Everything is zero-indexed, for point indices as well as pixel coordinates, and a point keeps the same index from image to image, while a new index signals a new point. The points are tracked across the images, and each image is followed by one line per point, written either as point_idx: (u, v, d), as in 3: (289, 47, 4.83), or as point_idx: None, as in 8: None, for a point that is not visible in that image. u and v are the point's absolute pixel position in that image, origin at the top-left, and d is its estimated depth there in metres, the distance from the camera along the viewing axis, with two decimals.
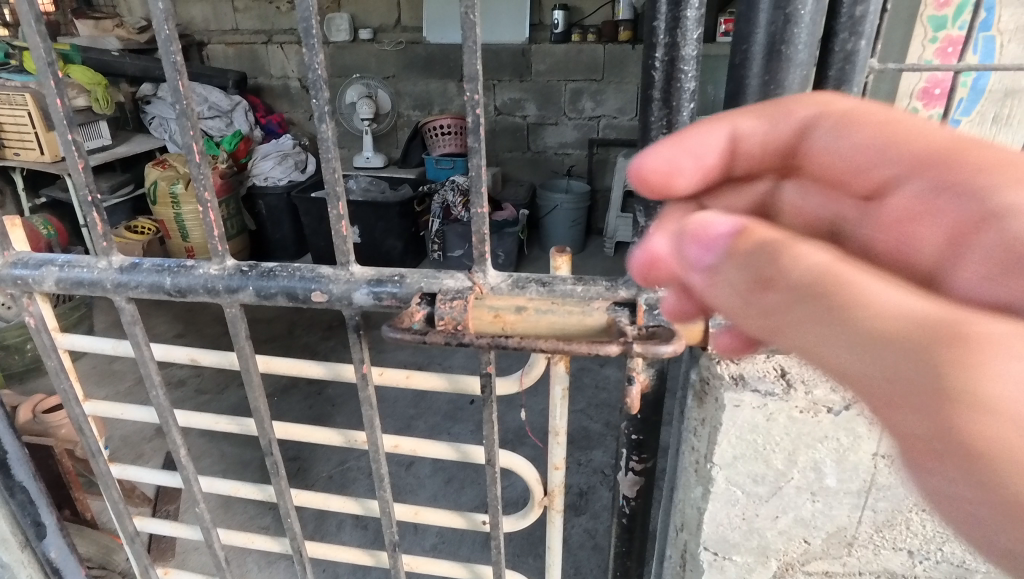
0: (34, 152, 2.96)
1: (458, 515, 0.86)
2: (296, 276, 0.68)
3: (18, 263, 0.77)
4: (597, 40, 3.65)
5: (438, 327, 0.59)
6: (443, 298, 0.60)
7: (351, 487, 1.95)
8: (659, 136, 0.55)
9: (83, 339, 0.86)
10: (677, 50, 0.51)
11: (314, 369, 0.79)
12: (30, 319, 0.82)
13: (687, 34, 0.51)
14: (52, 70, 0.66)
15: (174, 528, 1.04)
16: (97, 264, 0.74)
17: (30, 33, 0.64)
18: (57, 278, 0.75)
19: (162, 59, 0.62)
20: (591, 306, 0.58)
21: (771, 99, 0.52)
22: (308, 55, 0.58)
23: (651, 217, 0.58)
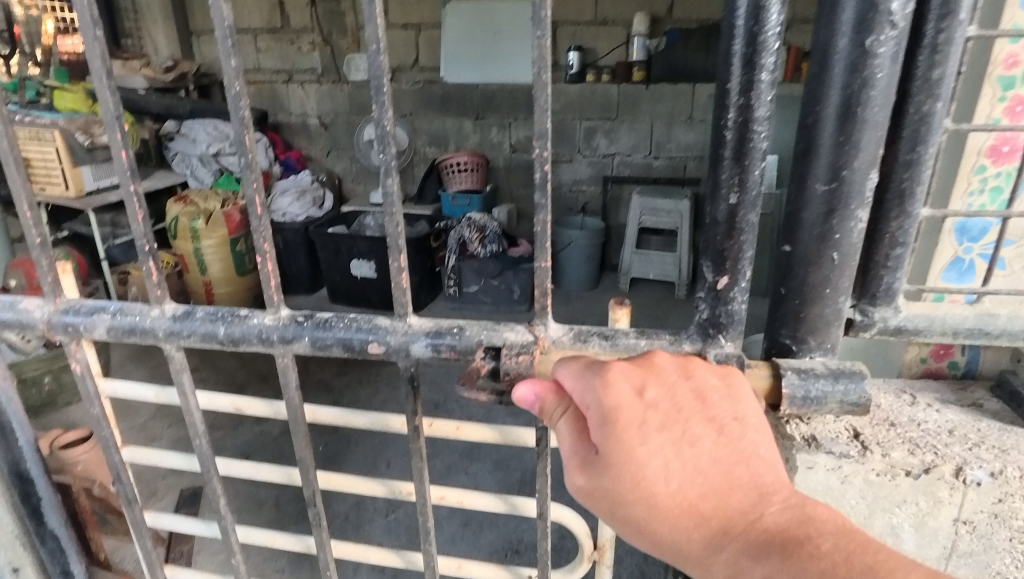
0: (60, 187, 3.01)
1: (503, 569, 0.83)
2: (352, 327, 0.67)
3: (70, 310, 0.77)
4: (611, 80, 3.72)
5: (503, 381, 0.60)
6: (508, 352, 0.60)
7: (368, 529, 1.92)
8: (729, 194, 0.54)
9: (127, 385, 0.86)
10: (751, 111, 0.51)
11: (362, 420, 0.78)
12: (76, 364, 0.82)
13: (761, 96, 0.51)
14: (119, 123, 0.67)
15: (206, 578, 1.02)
16: (150, 312, 0.74)
17: (101, 88, 0.65)
18: (108, 326, 0.75)
19: (230, 113, 0.63)
20: None
21: (845, 159, 0.52)
22: (377, 111, 0.59)
23: (719, 273, 0.57)
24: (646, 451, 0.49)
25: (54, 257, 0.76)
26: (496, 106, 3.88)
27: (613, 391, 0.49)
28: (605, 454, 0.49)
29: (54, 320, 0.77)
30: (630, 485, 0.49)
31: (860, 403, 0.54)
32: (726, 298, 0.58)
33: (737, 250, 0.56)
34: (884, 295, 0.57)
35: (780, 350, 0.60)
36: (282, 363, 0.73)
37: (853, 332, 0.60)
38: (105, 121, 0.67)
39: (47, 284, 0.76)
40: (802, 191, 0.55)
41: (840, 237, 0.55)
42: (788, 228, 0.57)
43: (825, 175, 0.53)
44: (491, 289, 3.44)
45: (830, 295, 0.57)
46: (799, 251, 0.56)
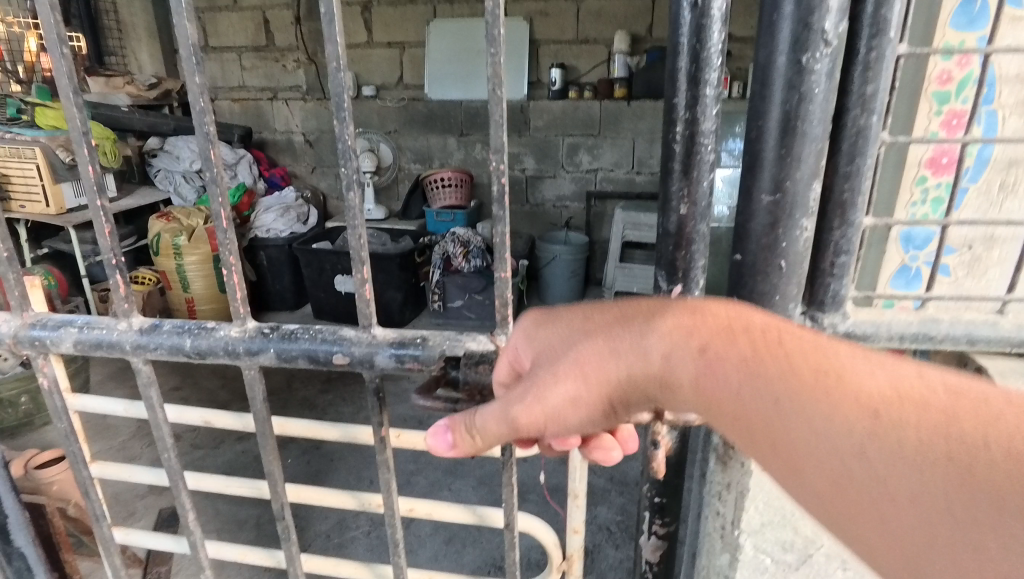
0: (40, 205, 2.99)
1: None
2: (318, 338, 0.68)
3: (37, 324, 0.77)
4: (593, 97, 3.78)
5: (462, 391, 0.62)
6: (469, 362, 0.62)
7: (349, 548, 1.90)
8: (680, 206, 0.56)
9: (96, 400, 0.86)
10: (697, 125, 0.53)
11: (332, 431, 0.78)
12: (43, 380, 0.82)
13: (706, 110, 0.53)
14: (86, 139, 0.68)
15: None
16: (117, 326, 0.75)
17: (68, 104, 0.66)
18: (75, 340, 0.75)
19: (196, 129, 0.64)
20: None
21: (788, 171, 0.54)
22: (339, 127, 0.61)
23: (672, 283, 0.59)
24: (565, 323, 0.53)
25: (22, 273, 0.76)
26: (480, 123, 3.93)
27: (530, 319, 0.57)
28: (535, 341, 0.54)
29: (20, 335, 0.77)
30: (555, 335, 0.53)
31: None
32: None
33: (687, 259, 0.58)
34: (831, 302, 0.59)
35: None
36: (249, 375, 0.74)
37: None
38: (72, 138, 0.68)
39: (15, 299, 0.76)
40: (749, 202, 0.57)
41: (786, 246, 0.57)
42: (737, 238, 0.59)
43: (770, 186, 0.55)
44: (476, 304, 3.46)
45: (778, 303, 0.59)
46: (748, 260, 0.58)
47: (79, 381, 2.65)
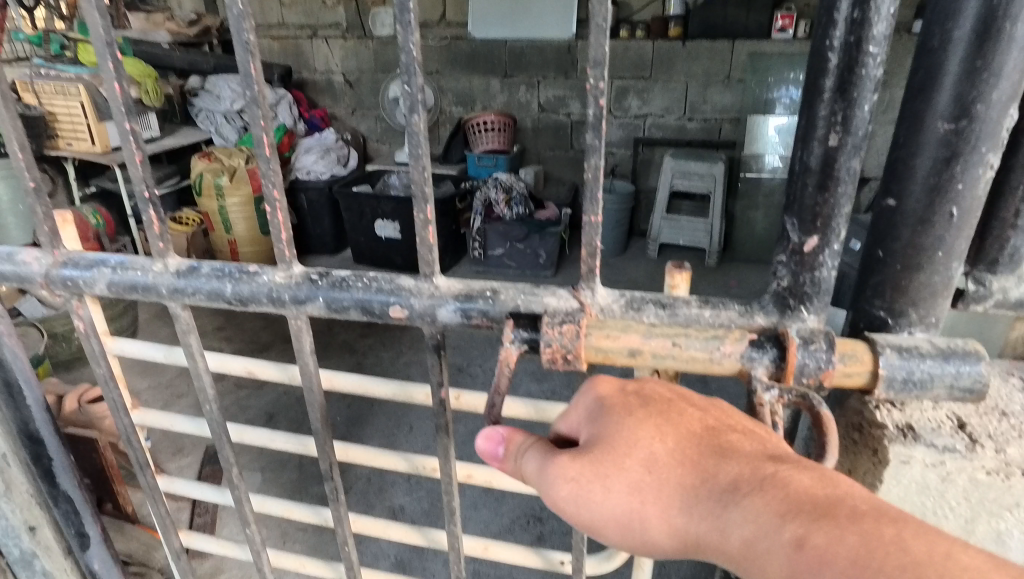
0: (85, 143, 2.97)
1: (533, 554, 0.77)
2: (373, 288, 0.60)
3: (69, 263, 0.71)
4: (646, 36, 3.52)
5: (542, 354, 0.50)
6: (551, 321, 0.50)
7: (390, 492, 1.88)
8: (828, 136, 0.45)
9: (136, 345, 0.80)
10: (866, 28, 0.41)
11: (385, 391, 0.71)
12: (79, 324, 0.76)
13: (881, 8, 0.41)
14: (110, 51, 0.59)
15: (221, 547, 0.98)
16: (153, 267, 0.67)
17: (89, 9, 0.57)
18: (109, 282, 0.69)
19: (235, 40, 0.55)
20: (719, 349, 0.48)
21: (979, 90, 0.42)
22: (402, 34, 0.51)
23: (806, 233, 0.48)
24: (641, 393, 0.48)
25: (51, 207, 0.69)
26: (524, 64, 3.74)
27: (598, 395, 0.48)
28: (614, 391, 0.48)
29: (52, 275, 0.71)
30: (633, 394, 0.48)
31: (974, 390, 0.46)
32: (812, 262, 0.48)
33: (832, 204, 0.46)
34: (1006, 261, 0.48)
35: (871, 325, 0.51)
36: (296, 326, 0.66)
37: (961, 306, 0.50)
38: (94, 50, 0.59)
39: (45, 235, 0.70)
40: (917, 132, 0.45)
41: (962, 189, 0.45)
42: (892, 179, 0.47)
43: (950, 111, 0.43)
44: (517, 252, 3.36)
45: (940, 261, 0.47)
46: (905, 207, 0.47)
47: (127, 319, 2.68)
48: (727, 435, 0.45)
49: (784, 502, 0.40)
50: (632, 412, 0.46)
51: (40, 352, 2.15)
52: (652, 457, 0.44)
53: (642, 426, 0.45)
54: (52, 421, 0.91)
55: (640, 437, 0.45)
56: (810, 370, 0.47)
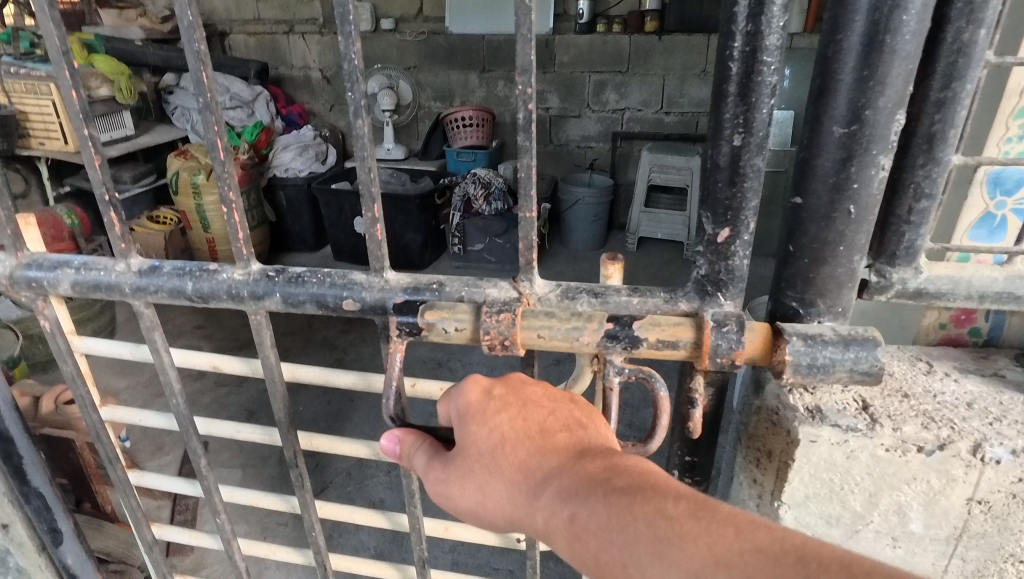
0: (58, 142, 2.94)
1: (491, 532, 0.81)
2: (325, 283, 0.63)
3: (32, 264, 0.72)
4: (622, 31, 3.56)
5: (482, 342, 0.54)
6: (488, 310, 0.53)
7: (370, 486, 1.91)
8: (734, 136, 0.48)
9: (102, 343, 0.82)
10: (761, 39, 0.45)
11: (345, 380, 0.74)
12: (45, 322, 0.78)
13: (772, 21, 0.44)
14: (66, 59, 0.61)
15: (193, 537, 1.00)
16: (114, 266, 0.70)
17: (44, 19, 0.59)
18: (72, 282, 0.71)
19: (184, 47, 0.57)
20: (579, 337, 0.53)
21: (869, 96, 0.46)
22: (344, 43, 0.53)
23: (720, 225, 0.51)
24: (502, 396, 0.53)
25: (12, 209, 0.71)
26: (503, 59, 3.76)
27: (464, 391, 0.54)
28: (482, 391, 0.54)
29: (16, 275, 0.73)
30: (492, 399, 0.53)
31: (872, 373, 0.49)
32: (725, 253, 0.52)
33: (740, 199, 0.50)
34: (904, 254, 0.52)
35: (785, 314, 0.55)
36: (256, 319, 0.69)
37: (867, 295, 0.54)
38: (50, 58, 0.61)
39: (7, 237, 0.71)
40: (818, 134, 0.49)
41: (858, 187, 0.49)
42: (800, 177, 0.51)
43: (845, 115, 0.47)
44: (497, 247, 3.39)
45: (843, 254, 0.51)
46: (811, 203, 0.50)
47: (104, 319, 2.68)
48: (563, 434, 0.52)
49: (587, 490, 0.47)
50: (481, 416, 0.52)
51: (15, 354, 2.15)
52: (498, 453, 0.51)
53: (489, 431, 0.52)
54: (21, 419, 0.93)
55: (488, 433, 0.52)
56: (724, 351, 0.50)
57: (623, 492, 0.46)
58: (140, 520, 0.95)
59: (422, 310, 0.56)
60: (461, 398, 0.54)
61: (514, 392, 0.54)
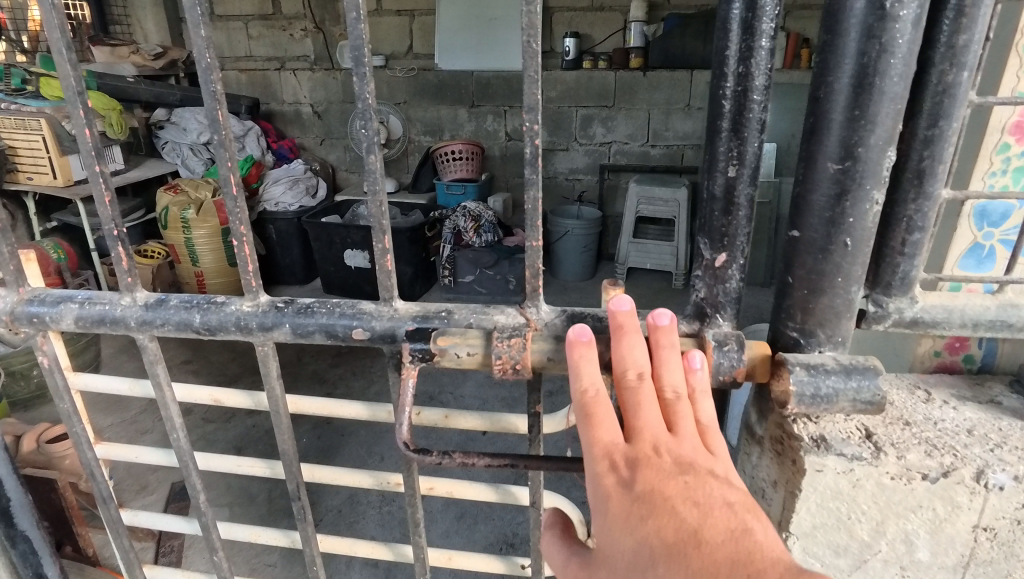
0: (47, 177, 2.92)
1: (495, 559, 0.80)
2: (336, 312, 0.63)
3: (35, 300, 0.72)
4: (608, 67, 3.64)
5: (493, 367, 0.55)
6: (499, 335, 0.55)
7: (361, 523, 1.87)
8: (727, 168, 0.50)
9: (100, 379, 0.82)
10: (749, 80, 0.47)
11: (351, 410, 0.74)
12: (43, 359, 0.77)
13: (760, 64, 0.46)
14: (82, 98, 0.62)
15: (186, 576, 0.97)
16: (121, 301, 0.69)
17: (61, 60, 0.60)
18: (77, 317, 0.70)
19: (201, 88, 0.58)
20: None
21: (860, 135, 0.48)
22: (357, 84, 0.55)
23: (716, 250, 0.53)
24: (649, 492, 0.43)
25: (16, 245, 0.71)
26: (491, 94, 3.83)
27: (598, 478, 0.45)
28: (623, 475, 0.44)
29: (18, 311, 0.72)
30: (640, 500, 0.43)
31: (874, 401, 0.50)
32: (722, 276, 0.54)
33: (734, 227, 0.52)
34: (899, 284, 0.53)
35: (787, 345, 0.56)
36: (263, 353, 0.69)
37: (864, 325, 0.55)
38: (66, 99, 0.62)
39: (9, 273, 0.71)
40: (812, 171, 0.51)
41: (853, 221, 0.50)
42: (795, 213, 0.53)
43: (838, 153, 0.49)
44: (487, 279, 3.37)
45: (841, 285, 0.52)
46: (808, 237, 0.52)
47: (89, 354, 2.63)
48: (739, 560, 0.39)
49: None
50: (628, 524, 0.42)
51: None
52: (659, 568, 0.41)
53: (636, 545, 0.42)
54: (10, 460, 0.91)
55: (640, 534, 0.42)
56: (725, 369, 0.52)
57: None
58: (133, 561, 0.92)
59: (433, 337, 0.56)
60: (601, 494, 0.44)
61: (666, 484, 0.43)
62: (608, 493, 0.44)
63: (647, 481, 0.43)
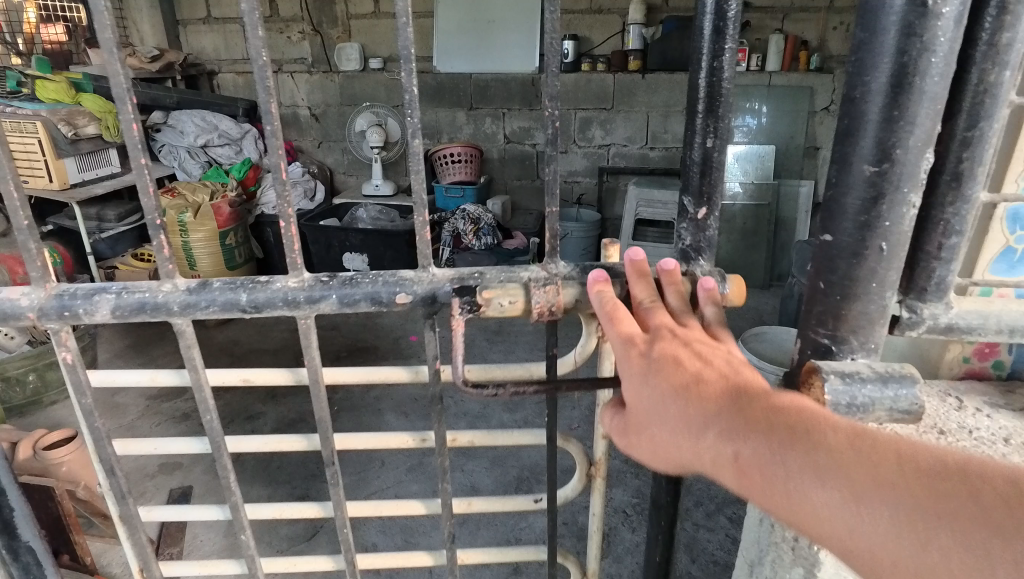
0: (42, 180, 2.90)
1: (511, 499, 0.87)
2: (379, 281, 0.65)
3: (64, 294, 0.67)
4: (607, 69, 3.62)
5: (532, 312, 0.65)
6: (536, 285, 0.64)
7: (362, 529, 1.83)
8: (705, 139, 0.66)
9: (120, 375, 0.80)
10: (721, 72, 0.63)
11: (384, 374, 0.78)
12: (65, 356, 0.72)
13: (727, 60, 0.63)
14: (130, 94, 0.61)
15: (204, 568, 0.94)
16: (160, 287, 0.67)
17: (110, 61, 0.59)
18: (113, 307, 0.66)
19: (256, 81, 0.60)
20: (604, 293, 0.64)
21: (898, 136, 0.46)
22: (406, 77, 0.62)
23: (698, 205, 0.68)
24: (662, 353, 0.54)
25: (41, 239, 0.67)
26: (490, 97, 3.83)
27: (621, 351, 0.56)
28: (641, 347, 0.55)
29: (46, 307, 0.66)
30: (655, 359, 0.53)
31: (910, 410, 0.49)
32: (702, 225, 0.69)
33: (711, 185, 0.67)
34: (934, 289, 0.52)
35: (817, 352, 0.55)
36: (306, 324, 0.69)
37: (897, 331, 0.54)
38: (113, 93, 0.61)
39: (36, 269, 0.66)
40: (846, 172, 0.49)
41: (890, 225, 0.49)
42: (827, 216, 0.51)
43: (874, 154, 0.47)
44: None
45: (874, 291, 0.51)
46: (839, 241, 0.51)
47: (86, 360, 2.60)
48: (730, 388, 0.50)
49: (764, 435, 0.45)
50: (646, 377, 0.53)
51: None
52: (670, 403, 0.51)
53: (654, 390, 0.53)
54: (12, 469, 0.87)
55: (657, 382, 0.53)
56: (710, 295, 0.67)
57: (812, 441, 0.43)
58: (149, 558, 0.87)
59: (479, 291, 0.64)
60: (623, 361, 0.56)
61: (674, 347, 0.54)
62: (629, 361, 0.55)
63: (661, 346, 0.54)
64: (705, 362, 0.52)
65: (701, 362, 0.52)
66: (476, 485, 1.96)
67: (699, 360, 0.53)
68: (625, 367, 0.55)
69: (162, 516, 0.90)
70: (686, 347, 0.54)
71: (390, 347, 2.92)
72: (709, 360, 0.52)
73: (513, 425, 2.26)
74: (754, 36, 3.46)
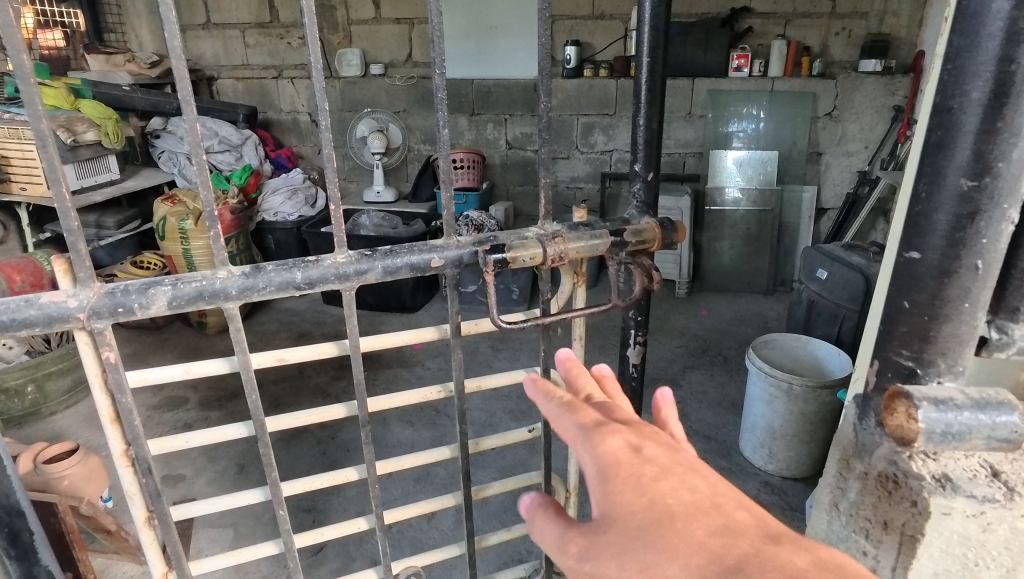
0: (41, 187, 2.85)
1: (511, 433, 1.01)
2: (415, 250, 0.76)
3: (116, 290, 0.65)
4: (609, 75, 3.61)
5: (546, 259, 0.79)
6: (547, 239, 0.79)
7: (368, 543, 1.77)
8: (647, 122, 0.87)
9: (162, 374, 0.78)
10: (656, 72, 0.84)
11: (419, 335, 0.91)
12: (109, 355, 0.68)
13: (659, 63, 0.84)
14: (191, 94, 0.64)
15: (233, 557, 0.93)
16: (216, 274, 0.68)
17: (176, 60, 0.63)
18: (171, 298, 0.66)
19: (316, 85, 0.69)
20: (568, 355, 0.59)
21: (999, 148, 0.43)
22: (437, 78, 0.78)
23: (647, 170, 0.89)
24: (657, 460, 0.42)
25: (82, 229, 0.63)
26: (492, 103, 3.80)
27: (603, 443, 0.44)
28: (629, 445, 0.43)
29: (98, 305, 0.64)
30: (654, 464, 0.41)
31: (1009, 439, 0.46)
32: (652, 184, 0.90)
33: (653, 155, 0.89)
34: None
35: (900, 376, 0.51)
36: (347, 295, 0.77)
37: (984, 353, 0.51)
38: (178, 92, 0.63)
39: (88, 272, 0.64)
40: (937, 186, 0.46)
41: (987, 242, 0.46)
42: (913, 232, 0.48)
43: (972, 168, 0.44)
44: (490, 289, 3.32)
45: (967, 312, 0.48)
46: (926, 259, 0.48)
47: None
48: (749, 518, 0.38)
49: None
50: (634, 478, 0.41)
51: None
52: (670, 520, 0.38)
53: (651, 497, 0.39)
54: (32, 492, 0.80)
55: (652, 491, 0.40)
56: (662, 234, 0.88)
57: None
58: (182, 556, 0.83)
59: (508, 250, 0.77)
60: (604, 452, 0.43)
61: (672, 458, 0.43)
62: (615, 457, 0.42)
63: (653, 452, 0.43)
64: (712, 486, 0.41)
65: (706, 482, 0.41)
66: (486, 497, 1.91)
67: (705, 483, 0.41)
68: (608, 461, 0.42)
69: (191, 512, 0.88)
70: (685, 463, 0.43)
71: (394, 355, 2.87)
72: (716, 486, 0.41)
73: (521, 435, 2.22)
74: (756, 42, 3.47)
